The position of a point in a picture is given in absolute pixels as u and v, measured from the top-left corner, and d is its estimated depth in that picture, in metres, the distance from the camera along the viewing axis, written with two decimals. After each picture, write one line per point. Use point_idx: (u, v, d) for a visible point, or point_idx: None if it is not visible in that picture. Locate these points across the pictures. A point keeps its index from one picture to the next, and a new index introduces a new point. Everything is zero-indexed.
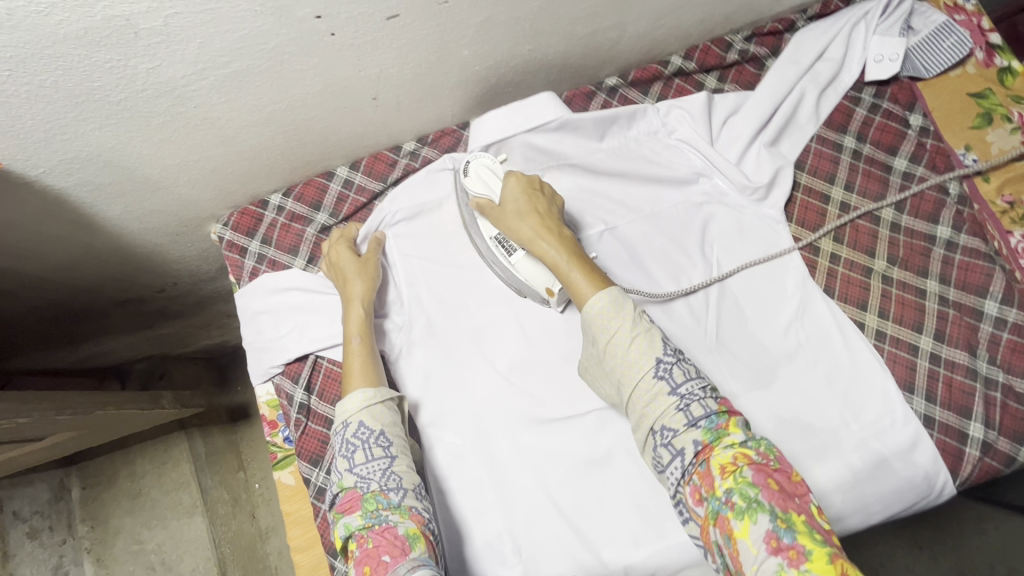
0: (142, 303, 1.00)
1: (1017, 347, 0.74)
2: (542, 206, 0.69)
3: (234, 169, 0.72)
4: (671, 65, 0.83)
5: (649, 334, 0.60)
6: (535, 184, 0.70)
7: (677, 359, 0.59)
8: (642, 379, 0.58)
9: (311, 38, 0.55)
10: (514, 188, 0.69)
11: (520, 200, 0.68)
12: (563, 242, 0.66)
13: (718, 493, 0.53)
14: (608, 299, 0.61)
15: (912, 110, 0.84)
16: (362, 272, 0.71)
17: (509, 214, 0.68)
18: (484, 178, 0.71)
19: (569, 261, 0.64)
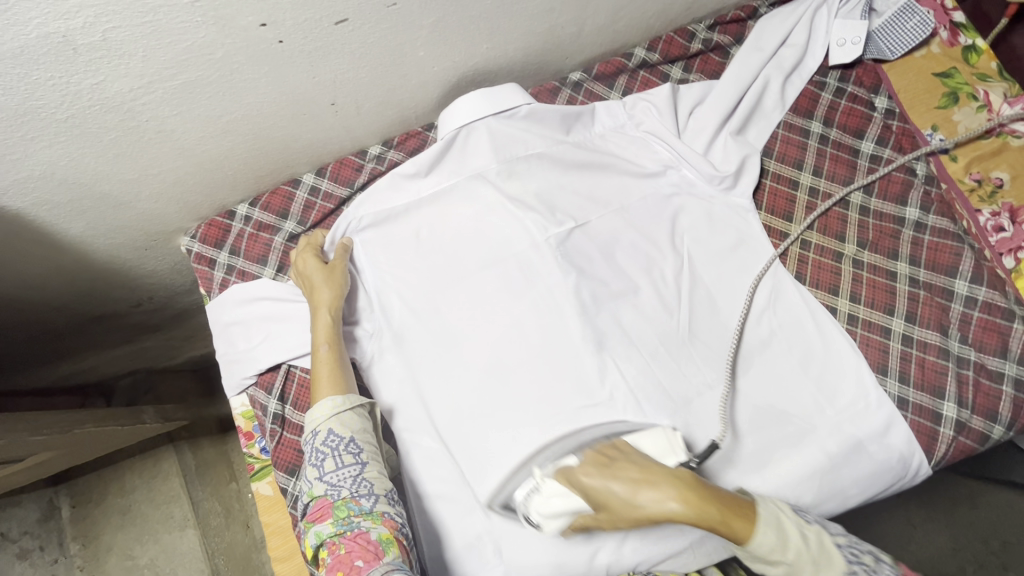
0: (118, 318, 0.99)
1: (988, 325, 0.74)
2: (633, 468, 0.60)
3: (197, 180, 0.71)
4: (634, 57, 0.83)
5: (823, 550, 0.58)
6: (604, 460, 0.61)
7: (861, 563, 0.57)
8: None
9: (259, 47, 0.54)
10: (598, 480, 0.60)
11: (618, 486, 0.59)
12: (677, 490, 0.57)
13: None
14: (773, 527, 0.57)
15: (877, 93, 0.85)
16: (328, 280, 0.70)
17: (625, 508, 0.58)
18: (557, 511, 0.62)
19: (720, 512, 0.56)
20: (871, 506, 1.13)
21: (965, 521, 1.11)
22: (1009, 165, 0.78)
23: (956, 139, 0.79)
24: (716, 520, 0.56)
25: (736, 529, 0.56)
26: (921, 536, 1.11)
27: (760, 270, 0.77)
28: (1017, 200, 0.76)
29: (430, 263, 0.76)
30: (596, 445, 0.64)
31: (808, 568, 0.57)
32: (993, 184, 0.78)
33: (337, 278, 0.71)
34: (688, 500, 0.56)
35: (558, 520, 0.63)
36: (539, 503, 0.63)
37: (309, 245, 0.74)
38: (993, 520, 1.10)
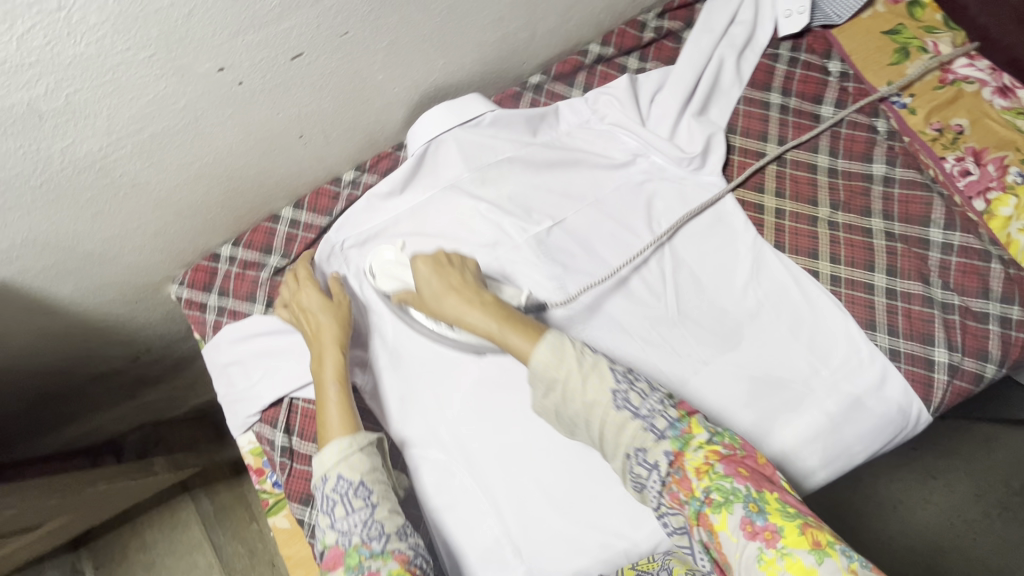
0: (117, 374, 0.99)
1: (967, 268, 0.75)
2: (455, 276, 0.69)
3: (177, 227, 0.72)
4: (590, 54, 0.84)
5: (598, 368, 0.60)
6: (442, 259, 0.70)
7: (631, 384, 0.60)
8: (605, 413, 0.59)
9: (220, 91, 0.55)
10: (425, 273, 0.69)
11: (435, 282, 0.69)
12: (487, 310, 0.66)
13: (698, 493, 0.55)
14: (551, 347, 0.61)
15: (829, 57, 0.86)
16: (329, 313, 0.70)
17: (431, 299, 0.69)
18: (397, 276, 0.75)
19: (502, 325, 0.64)
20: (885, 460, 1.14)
21: (983, 464, 1.12)
22: (967, 111, 0.82)
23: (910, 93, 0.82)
24: (498, 333, 0.64)
25: (515, 344, 0.63)
26: (942, 485, 1.12)
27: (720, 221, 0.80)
28: (978, 143, 0.80)
29: None
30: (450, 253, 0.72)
31: (576, 381, 0.60)
32: (953, 131, 0.81)
33: (336, 312, 0.71)
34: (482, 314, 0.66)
35: (391, 282, 0.75)
36: (384, 262, 0.76)
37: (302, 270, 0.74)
38: (1010, 460, 1.12)
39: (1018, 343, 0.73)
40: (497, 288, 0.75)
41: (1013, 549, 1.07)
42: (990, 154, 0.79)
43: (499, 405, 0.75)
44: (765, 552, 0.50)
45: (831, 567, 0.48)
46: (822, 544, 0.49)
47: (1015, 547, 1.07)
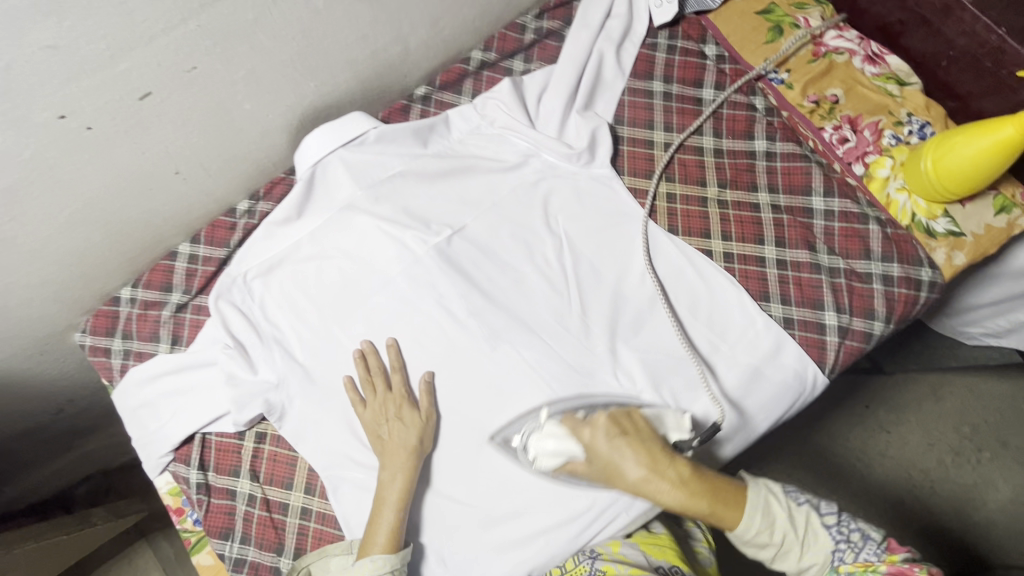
0: (41, 430, 0.95)
1: (848, 232, 0.79)
2: (642, 448, 0.63)
3: (64, 276, 0.71)
4: (472, 61, 0.85)
5: (812, 532, 0.62)
6: (614, 426, 0.65)
7: (847, 540, 0.61)
8: (821, 572, 0.61)
9: (69, 137, 0.55)
10: (605, 448, 0.64)
11: (624, 458, 0.63)
12: (681, 485, 0.61)
13: (841, 571, 0.60)
14: (761, 511, 0.62)
15: (705, 42, 0.89)
16: (412, 426, 0.72)
17: (617, 478, 0.64)
18: (555, 450, 0.68)
19: (713, 505, 0.61)
20: (837, 421, 1.23)
21: (933, 414, 1.23)
22: (841, 81, 0.86)
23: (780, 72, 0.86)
24: (707, 511, 0.61)
25: (723, 517, 0.61)
26: (897, 440, 1.21)
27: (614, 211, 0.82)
28: (853, 110, 0.84)
29: (322, 299, 0.78)
30: (617, 410, 0.68)
31: (793, 547, 0.62)
32: (829, 101, 0.85)
33: (405, 460, 0.70)
34: (679, 491, 0.61)
35: (551, 462, 0.68)
36: (536, 440, 0.69)
37: (394, 402, 0.73)
38: (956, 407, 1.23)
39: (900, 299, 0.76)
40: (659, 422, 0.70)
41: (964, 490, 1.18)
42: (865, 120, 0.84)
43: None
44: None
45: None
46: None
47: (964, 488, 1.18)
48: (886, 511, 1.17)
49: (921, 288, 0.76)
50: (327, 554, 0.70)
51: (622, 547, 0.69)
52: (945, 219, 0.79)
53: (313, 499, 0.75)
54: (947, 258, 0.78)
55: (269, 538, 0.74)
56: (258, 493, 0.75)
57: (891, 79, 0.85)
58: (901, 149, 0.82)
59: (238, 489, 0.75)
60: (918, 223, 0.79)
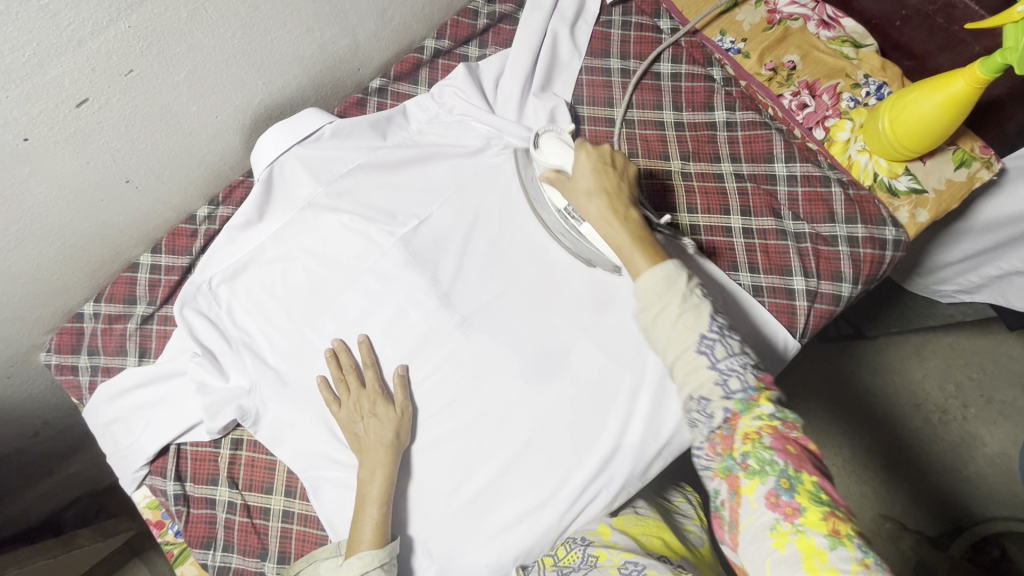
0: (20, 454, 0.94)
1: (812, 196, 0.79)
2: (617, 183, 0.65)
3: (22, 295, 0.70)
4: (426, 50, 0.84)
5: (698, 309, 0.57)
6: (605, 157, 0.67)
7: (723, 338, 0.56)
8: (683, 352, 0.56)
9: (7, 151, 0.54)
10: (585, 161, 0.66)
11: (592, 175, 0.65)
12: (630, 224, 0.63)
13: (735, 453, 0.53)
14: (665, 274, 0.58)
15: (660, 16, 0.88)
16: (389, 421, 0.71)
17: (579, 187, 0.65)
18: (553, 153, 0.70)
19: (632, 244, 0.61)
20: (824, 387, 1.24)
21: (918, 375, 1.24)
22: (797, 46, 0.86)
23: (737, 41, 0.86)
24: (624, 244, 0.61)
25: (632, 261, 0.60)
26: (883, 403, 1.24)
27: None
28: (810, 75, 0.84)
29: (290, 301, 0.77)
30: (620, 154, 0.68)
31: (673, 308, 0.56)
32: (786, 68, 0.85)
33: (383, 455, 0.70)
34: (622, 221, 0.63)
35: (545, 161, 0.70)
36: (551, 138, 0.71)
37: (368, 398, 0.72)
38: (939, 366, 1.24)
39: (867, 259, 0.76)
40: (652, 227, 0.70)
41: (951, 448, 1.20)
42: (823, 84, 0.84)
43: None
44: (781, 524, 0.50)
45: (844, 556, 0.47)
46: (841, 535, 0.48)
47: (951, 444, 1.20)
48: (876, 473, 1.19)
49: (887, 247, 0.76)
50: (316, 559, 0.69)
51: (612, 534, 0.67)
52: (907, 177, 0.79)
53: (294, 502, 0.74)
54: (910, 216, 0.79)
55: (251, 544, 0.73)
56: (238, 500, 0.74)
57: (846, 42, 0.85)
58: (860, 111, 0.82)
59: (217, 497, 0.74)
60: (880, 183, 0.80)
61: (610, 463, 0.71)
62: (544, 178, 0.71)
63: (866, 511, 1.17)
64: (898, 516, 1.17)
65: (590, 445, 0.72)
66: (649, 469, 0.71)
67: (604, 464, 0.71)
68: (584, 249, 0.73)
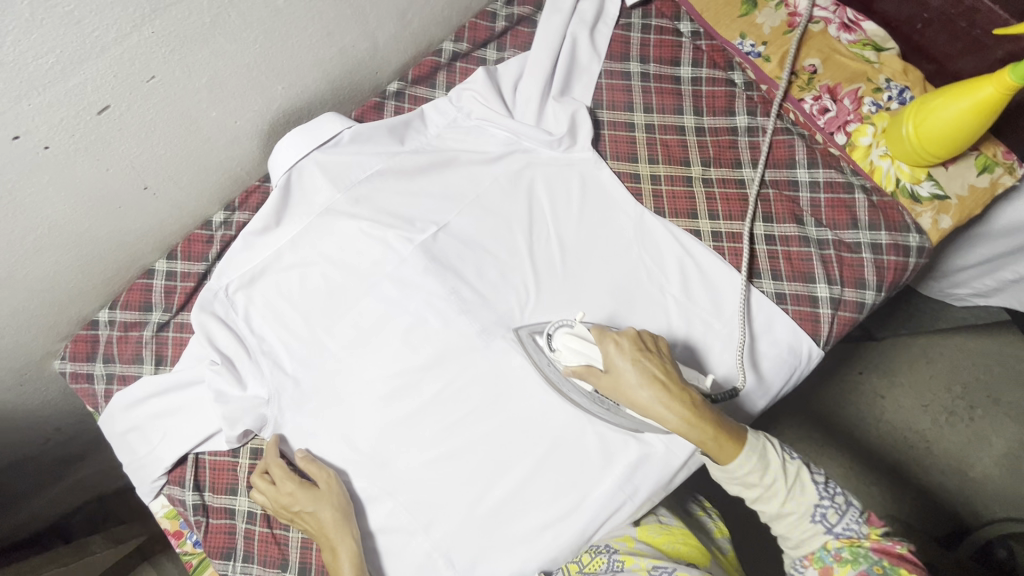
0: (31, 461, 0.93)
1: (835, 203, 0.79)
2: (662, 369, 0.61)
3: (37, 303, 0.69)
4: (444, 52, 0.83)
5: (800, 480, 0.60)
6: (636, 342, 0.62)
7: (832, 499, 0.60)
8: (799, 523, 0.60)
9: (27, 159, 0.53)
10: (622, 357, 0.61)
11: (636, 370, 0.60)
12: (697, 411, 0.59)
13: (829, 547, 0.59)
14: (755, 455, 0.59)
15: (679, 18, 0.87)
16: (320, 502, 0.68)
17: (630, 393, 0.60)
18: (575, 348, 0.64)
19: (716, 435, 0.59)
20: (837, 391, 1.24)
21: (926, 376, 1.24)
22: (818, 50, 0.85)
23: (758, 160, 0.80)
24: (709, 437, 0.58)
25: (717, 449, 0.59)
26: (896, 406, 1.23)
27: (606, 193, 0.80)
28: (832, 79, 0.83)
29: (307, 307, 0.76)
30: (642, 331, 0.64)
31: (778, 492, 0.60)
32: (808, 72, 0.84)
33: (337, 533, 0.67)
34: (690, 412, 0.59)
35: (571, 356, 0.64)
36: (566, 333, 0.65)
37: (286, 485, 0.69)
38: (949, 368, 1.24)
39: (890, 266, 0.76)
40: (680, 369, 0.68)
41: (957, 447, 1.20)
42: (844, 88, 0.83)
43: (411, 411, 0.74)
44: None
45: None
46: None
47: (963, 448, 1.20)
48: (888, 478, 1.19)
49: (910, 254, 0.76)
50: None
51: (637, 542, 0.67)
52: (930, 182, 0.79)
53: None
54: (933, 222, 0.78)
55: (272, 554, 0.72)
56: (258, 510, 0.73)
57: (868, 45, 0.85)
58: (882, 116, 0.81)
59: (237, 507, 0.74)
60: (902, 189, 0.79)
61: (634, 473, 0.71)
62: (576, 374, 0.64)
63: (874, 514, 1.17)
64: (906, 519, 1.17)
65: (613, 453, 0.71)
66: (672, 479, 0.71)
67: (627, 473, 0.71)
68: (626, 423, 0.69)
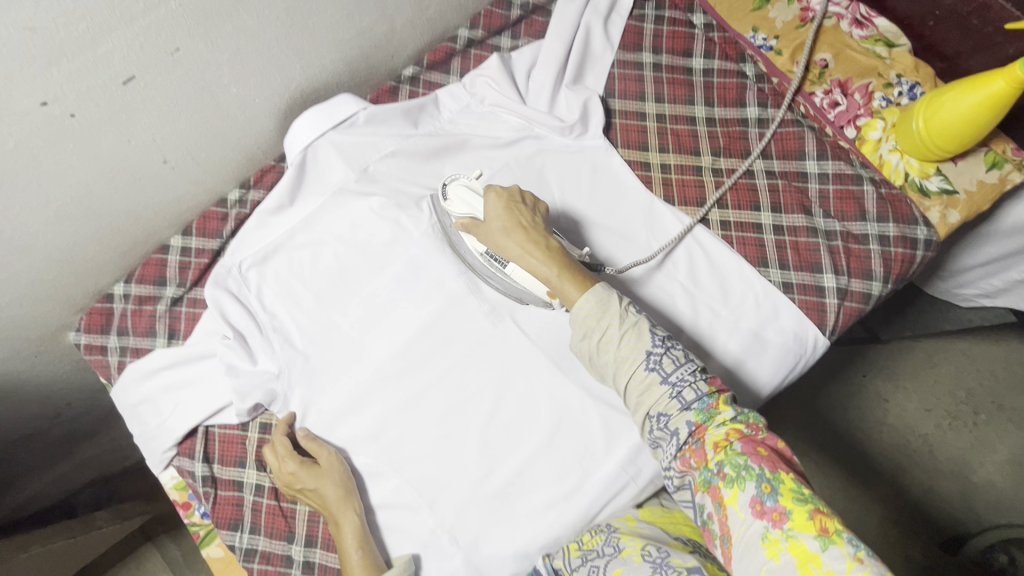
0: (42, 434, 0.94)
1: (843, 194, 0.79)
2: (529, 219, 0.67)
3: (56, 273, 0.70)
4: (459, 39, 0.84)
5: (636, 327, 0.61)
6: (514, 196, 0.69)
7: (668, 350, 0.59)
8: (634, 371, 0.59)
9: (53, 126, 0.54)
10: (496, 204, 0.68)
11: (505, 217, 0.67)
12: (551, 254, 0.65)
13: (710, 463, 0.54)
14: (593, 297, 0.62)
15: (693, 10, 0.88)
16: (322, 480, 0.69)
17: (498, 234, 0.67)
18: (466, 200, 0.70)
19: (560, 273, 0.64)
20: (840, 389, 1.24)
21: (930, 379, 1.24)
22: (830, 45, 0.85)
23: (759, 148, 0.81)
24: (553, 275, 0.64)
25: (563, 287, 0.64)
26: (897, 406, 1.23)
27: (620, 180, 0.81)
28: (843, 74, 0.84)
29: (319, 286, 0.77)
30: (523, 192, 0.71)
31: (615, 335, 0.60)
32: (819, 66, 0.85)
33: (340, 507, 0.69)
34: (544, 253, 0.65)
35: (461, 207, 0.71)
36: (462, 185, 0.71)
37: (294, 458, 0.70)
38: (952, 370, 1.24)
39: (897, 258, 0.76)
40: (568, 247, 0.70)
41: (961, 452, 1.20)
42: (855, 83, 0.84)
43: (418, 389, 0.75)
44: (770, 532, 0.49)
45: (836, 555, 0.46)
46: (829, 531, 0.48)
47: (964, 450, 1.20)
48: (890, 476, 1.19)
49: (918, 246, 0.76)
50: None
51: (638, 521, 0.67)
52: (938, 177, 0.79)
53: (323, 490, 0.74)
54: (941, 216, 0.78)
55: (279, 526, 0.73)
56: (266, 482, 0.75)
57: (880, 41, 0.85)
58: (892, 110, 0.82)
59: (245, 480, 0.75)
60: (911, 182, 0.80)
61: (638, 456, 0.72)
62: (462, 226, 0.71)
63: (875, 513, 1.17)
64: (907, 520, 1.17)
65: (617, 436, 0.72)
66: None
67: (631, 455, 0.72)
68: (513, 288, 0.73)
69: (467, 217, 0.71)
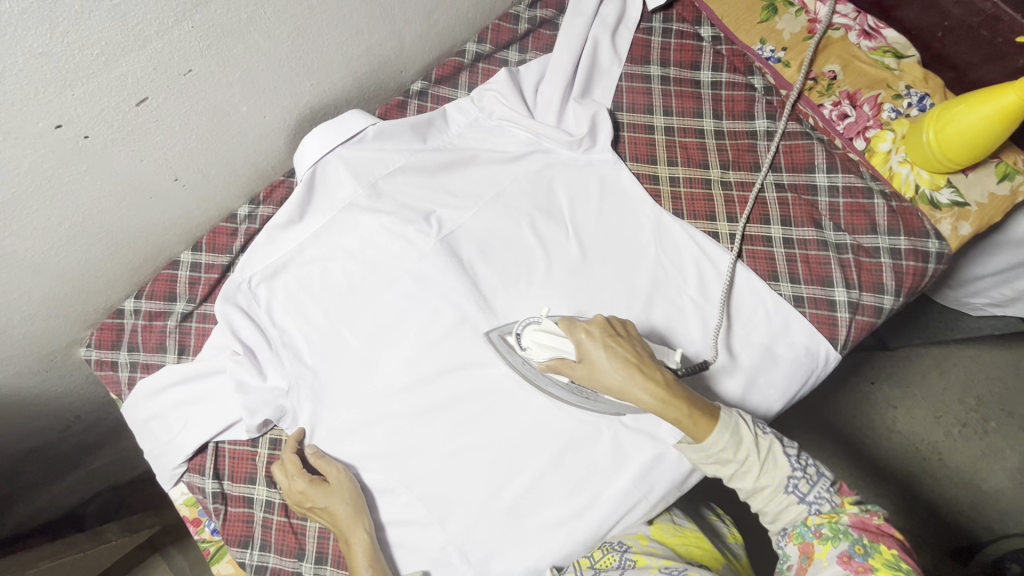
0: (52, 447, 0.94)
1: (854, 207, 0.79)
2: (633, 352, 0.61)
3: (67, 290, 0.70)
4: (467, 54, 0.85)
5: (772, 455, 0.61)
6: (607, 330, 0.62)
7: (804, 471, 0.61)
8: (774, 495, 0.61)
9: (67, 148, 0.55)
10: (594, 345, 0.61)
11: (610, 358, 0.61)
12: (669, 390, 0.60)
13: (809, 523, 0.60)
14: (728, 432, 0.61)
15: (700, 23, 0.88)
16: (332, 498, 0.69)
17: (608, 378, 0.60)
18: (547, 344, 0.64)
19: (687, 411, 0.60)
20: (849, 398, 1.23)
21: (938, 387, 1.23)
22: (837, 56, 0.85)
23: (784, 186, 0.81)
24: (681, 414, 0.60)
25: (692, 426, 0.60)
26: (907, 415, 1.22)
27: (628, 194, 0.81)
28: (852, 85, 0.84)
29: (328, 301, 0.77)
30: (610, 317, 0.65)
31: (753, 466, 0.61)
32: (827, 78, 0.85)
33: (351, 527, 0.68)
34: (664, 392, 0.60)
35: (542, 352, 0.65)
36: (535, 331, 0.65)
37: (303, 480, 0.70)
38: (962, 378, 1.23)
39: (909, 271, 0.76)
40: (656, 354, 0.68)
41: (972, 461, 1.19)
42: (864, 95, 0.83)
43: (427, 405, 0.75)
44: None
45: None
46: None
47: (975, 459, 1.19)
48: (900, 486, 1.18)
49: (929, 260, 0.76)
50: None
51: (650, 541, 0.67)
52: (949, 189, 0.79)
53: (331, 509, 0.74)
54: (952, 228, 0.78)
55: (289, 544, 0.73)
56: (276, 499, 0.75)
57: (888, 52, 0.85)
58: (902, 122, 0.81)
59: (255, 496, 0.75)
60: (922, 195, 0.79)
61: (650, 473, 0.71)
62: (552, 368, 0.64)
63: None
64: (919, 531, 1.16)
65: (628, 452, 0.72)
66: (687, 479, 0.72)
67: (642, 472, 0.71)
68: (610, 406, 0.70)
69: (556, 359, 0.64)
